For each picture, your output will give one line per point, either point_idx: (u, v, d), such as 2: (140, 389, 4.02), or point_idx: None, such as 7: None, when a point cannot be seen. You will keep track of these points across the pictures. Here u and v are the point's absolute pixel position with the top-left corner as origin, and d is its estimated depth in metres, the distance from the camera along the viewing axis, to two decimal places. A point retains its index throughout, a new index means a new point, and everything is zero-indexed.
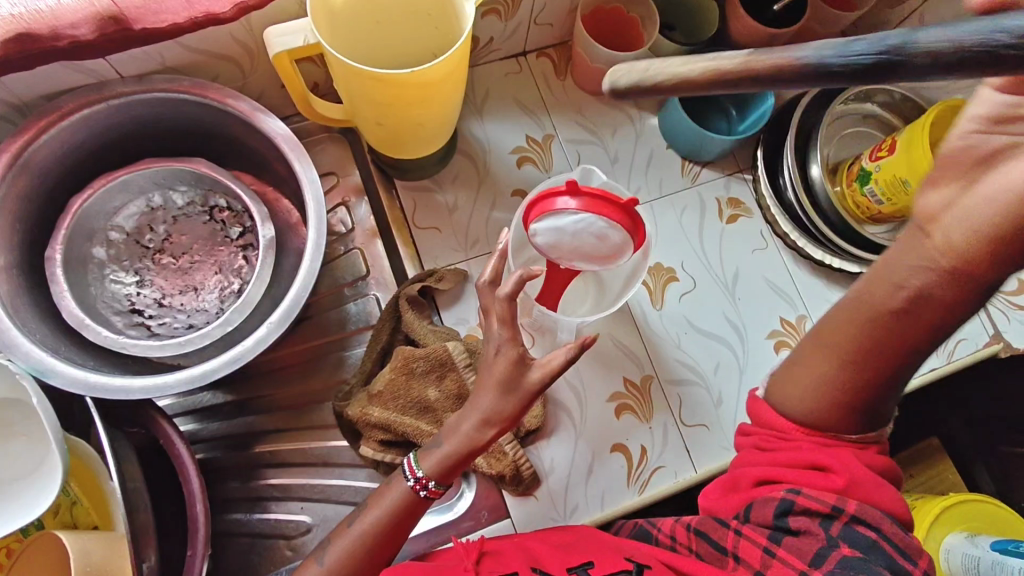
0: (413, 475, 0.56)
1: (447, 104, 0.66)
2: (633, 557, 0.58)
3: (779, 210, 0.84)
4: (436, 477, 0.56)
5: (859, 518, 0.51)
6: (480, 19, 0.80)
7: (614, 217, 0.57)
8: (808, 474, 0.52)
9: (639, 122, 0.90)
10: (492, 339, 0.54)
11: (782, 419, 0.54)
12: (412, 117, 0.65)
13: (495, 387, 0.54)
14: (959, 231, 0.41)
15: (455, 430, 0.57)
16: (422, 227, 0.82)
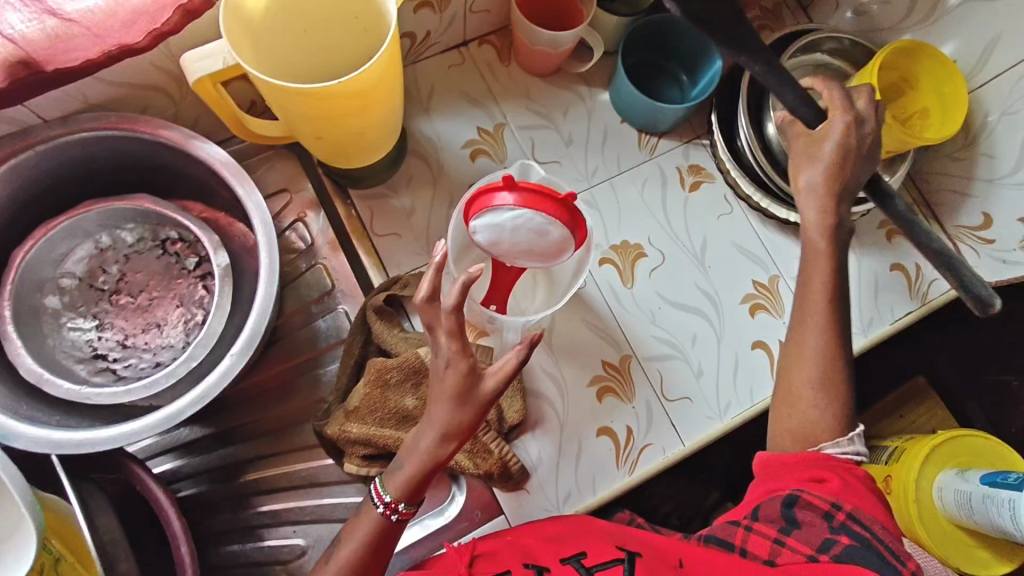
0: (383, 500, 0.57)
1: (387, 106, 0.65)
2: (625, 545, 0.59)
3: (739, 173, 0.83)
4: (404, 497, 0.56)
5: (856, 516, 0.56)
6: (413, 14, 0.77)
7: (553, 212, 0.56)
8: (808, 485, 0.58)
9: (590, 99, 0.88)
10: (440, 353, 0.52)
11: (784, 452, 0.61)
12: (353, 126, 0.63)
13: (449, 400, 0.53)
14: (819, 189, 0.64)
15: (414, 448, 0.56)
16: (383, 234, 0.81)
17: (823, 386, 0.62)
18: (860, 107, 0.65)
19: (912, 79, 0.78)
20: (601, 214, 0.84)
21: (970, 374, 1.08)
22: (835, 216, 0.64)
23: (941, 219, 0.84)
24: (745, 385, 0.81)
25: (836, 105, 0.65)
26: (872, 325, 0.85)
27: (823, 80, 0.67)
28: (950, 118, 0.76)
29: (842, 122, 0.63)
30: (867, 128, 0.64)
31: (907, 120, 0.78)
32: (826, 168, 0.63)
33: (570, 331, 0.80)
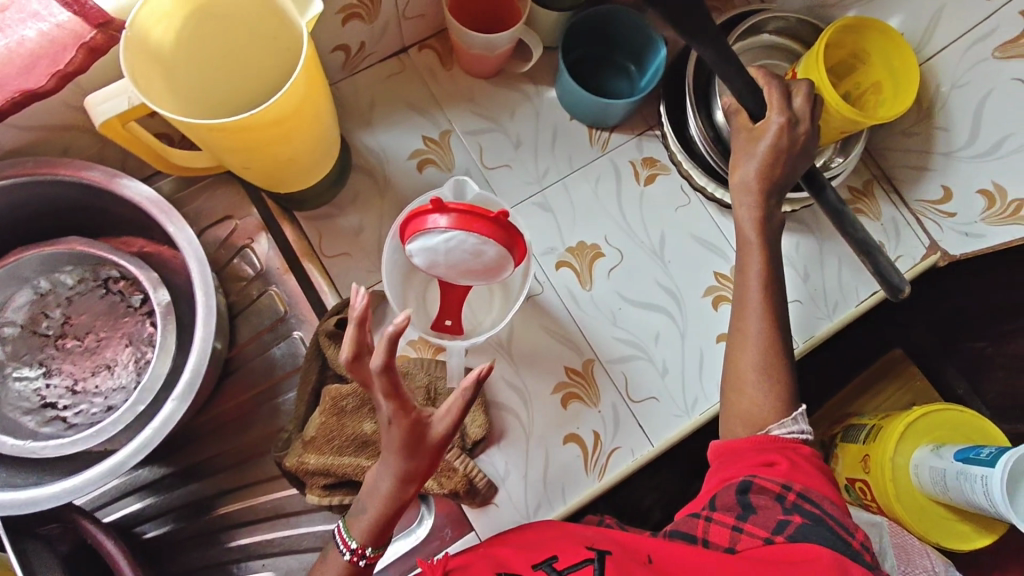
0: (350, 547, 0.55)
1: (314, 128, 0.63)
2: (593, 544, 0.56)
3: (692, 164, 0.81)
4: (369, 541, 0.55)
5: (805, 495, 0.56)
6: (343, 26, 0.74)
7: (486, 230, 0.54)
8: (758, 468, 0.58)
9: (537, 98, 0.85)
10: (381, 411, 0.51)
11: (735, 439, 0.62)
12: (279, 153, 0.61)
13: (399, 450, 0.51)
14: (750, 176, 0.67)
15: (375, 491, 0.55)
16: (333, 255, 0.80)
17: (764, 380, 0.63)
18: (796, 108, 0.67)
19: (864, 54, 0.74)
20: (555, 216, 0.82)
21: (950, 342, 1.07)
22: (765, 211, 0.68)
23: (901, 192, 0.82)
24: (711, 379, 0.80)
25: (774, 105, 0.67)
26: (837, 308, 0.84)
27: (767, 75, 0.68)
28: (902, 94, 0.71)
29: (779, 124, 0.66)
30: (800, 128, 0.67)
31: (858, 97, 0.75)
32: (758, 166, 0.67)
33: (530, 340, 0.79)
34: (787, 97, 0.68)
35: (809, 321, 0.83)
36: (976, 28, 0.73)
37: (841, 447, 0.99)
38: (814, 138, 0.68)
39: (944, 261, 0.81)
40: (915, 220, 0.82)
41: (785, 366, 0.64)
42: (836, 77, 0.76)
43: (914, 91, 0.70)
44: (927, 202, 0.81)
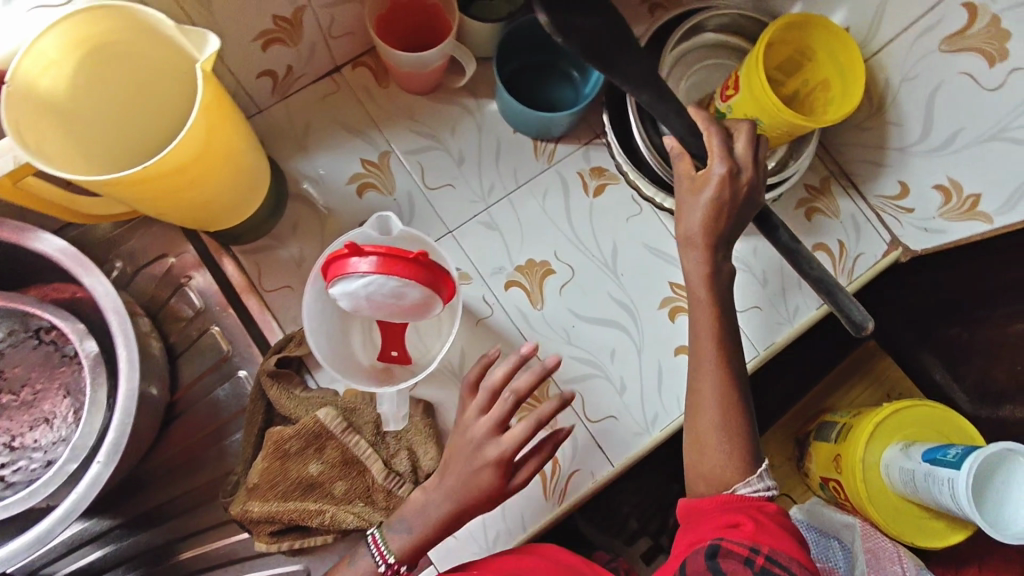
0: (384, 559, 0.63)
1: (227, 171, 0.60)
2: None
3: (638, 174, 0.77)
4: (406, 558, 0.63)
5: (774, 558, 0.55)
6: (264, 52, 0.70)
7: (406, 272, 0.52)
8: (724, 530, 0.57)
9: (479, 112, 0.82)
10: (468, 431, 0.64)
11: (700, 501, 0.62)
12: (190, 200, 0.59)
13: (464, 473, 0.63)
14: (692, 225, 0.66)
15: (420, 514, 0.64)
16: (274, 289, 0.77)
17: (723, 427, 0.64)
18: (739, 156, 0.65)
19: (811, 50, 0.70)
20: (502, 235, 0.80)
21: (926, 329, 1.03)
22: (713, 266, 0.67)
23: (860, 187, 0.79)
24: (670, 394, 0.78)
25: (716, 151, 0.65)
26: (798, 313, 0.81)
27: (705, 117, 0.67)
28: (848, 95, 0.67)
29: (720, 174, 0.65)
30: (743, 179, 0.65)
31: (808, 95, 0.72)
32: (702, 218, 0.66)
33: (482, 364, 0.77)
34: (728, 146, 0.66)
35: (769, 329, 0.81)
36: (924, 17, 0.66)
37: (815, 445, 0.98)
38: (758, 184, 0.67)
39: (906, 256, 0.79)
40: (874, 216, 0.79)
41: (743, 413, 0.65)
42: (784, 75, 0.73)
43: (859, 90, 0.66)
44: (882, 196, 0.78)
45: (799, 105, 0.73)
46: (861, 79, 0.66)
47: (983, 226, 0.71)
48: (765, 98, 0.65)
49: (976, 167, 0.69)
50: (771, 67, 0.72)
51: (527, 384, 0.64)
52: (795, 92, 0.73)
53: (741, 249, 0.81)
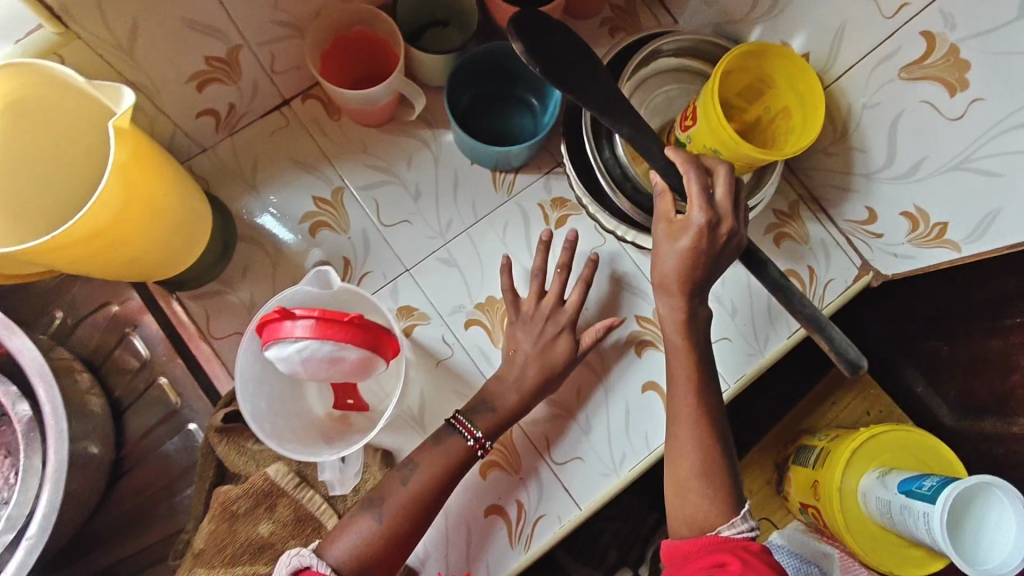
0: (473, 434, 0.67)
1: (153, 229, 0.57)
2: None
3: (599, 208, 0.74)
4: (492, 430, 0.68)
5: None
6: (204, 90, 0.67)
7: (342, 335, 0.49)
8: (709, 570, 0.55)
9: (435, 143, 0.78)
10: (538, 316, 0.73)
11: (685, 542, 0.60)
12: (114, 260, 0.56)
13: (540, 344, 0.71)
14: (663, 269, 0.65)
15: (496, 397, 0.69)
16: (223, 335, 0.73)
17: (704, 466, 0.64)
18: (719, 205, 0.63)
19: (769, 78, 0.68)
20: (462, 271, 0.77)
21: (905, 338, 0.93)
22: (688, 312, 0.67)
23: (829, 213, 0.80)
24: (638, 433, 0.76)
25: (695, 199, 0.62)
26: (768, 342, 0.79)
27: (685, 159, 0.64)
28: (810, 119, 0.65)
29: (699, 223, 0.62)
30: (722, 230, 0.63)
31: (770, 123, 0.70)
32: (677, 264, 0.64)
33: (442, 408, 0.74)
34: (709, 191, 0.62)
35: (738, 360, 0.79)
36: (874, 51, 0.61)
37: (793, 470, 0.94)
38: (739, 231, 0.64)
39: (877, 280, 0.80)
40: (846, 240, 0.80)
41: (722, 457, 0.65)
42: (745, 103, 0.70)
43: (820, 117, 0.63)
44: (847, 219, 0.78)
45: (763, 133, 0.70)
46: (820, 105, 0.64)
47: (951, 254, 0.68)
48: (720, 129, 0.63)
49: (947, 195, 0.64)
50: (730, 96, 0.70)
51: (561, 261, 0.75)
52: (757, 120, 0.70)
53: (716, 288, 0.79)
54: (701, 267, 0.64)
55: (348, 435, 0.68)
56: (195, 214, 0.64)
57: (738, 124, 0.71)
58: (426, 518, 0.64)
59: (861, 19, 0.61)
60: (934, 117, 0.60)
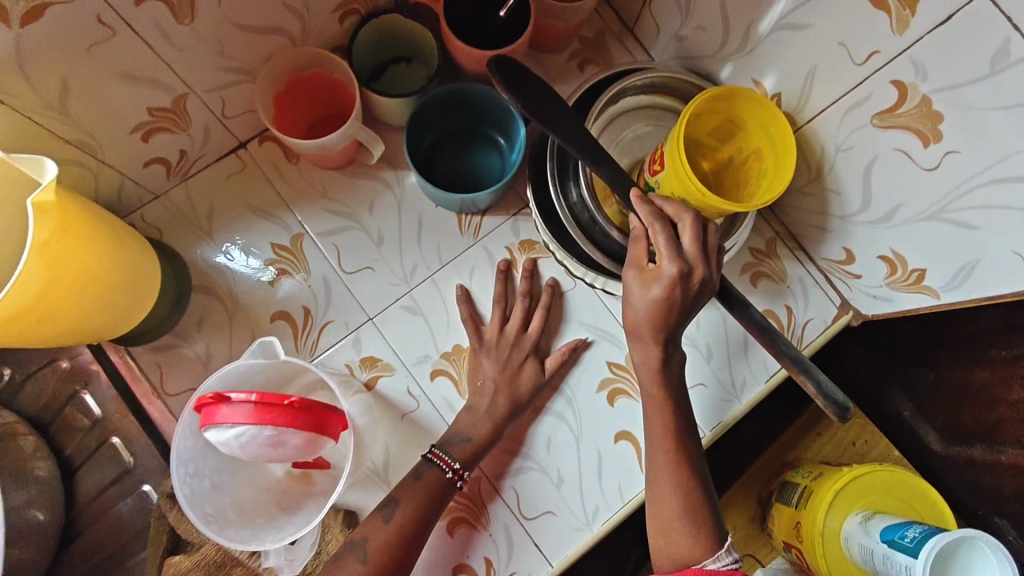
0: (451, 467, 0.65)
1: (94, 297, 0.54)
2: None
3: (566, 256, 0.72)
4: (469, 460, 0.67)
5: None
6: (148, 140, 0.63)
7: (281, 420, 0.47)
8: None
9: (398, 186, 0.75)
10: (505, 344, 0.72)
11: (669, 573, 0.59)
12: (44, 335, 0.53)
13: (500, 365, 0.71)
14: (633, 314, 0.61)
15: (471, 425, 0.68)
16: (177, 392, 0.70)
17: (684, 511, 0.61)
18: (689, 255, 0.58)
19: (739, 119, 0.65)
20: (426, 319, 0.74)
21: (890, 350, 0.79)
22: (663, 359, 0.63)
23: (806, 249, 0.78)
24: (610, 484, 0.73)
25: (664, 252, 0.58)
26: (745, 387, 0.77)
27: (649, 210, 0.59)
28: (782, 165, 0.62)
29: (670, 275, 0.58)
30: (694, 280, 0.58)
31: (742, 164, 0.67)
32: (649, 312, 0.60)
33: (407, 462, 0.71)
34: (675, 239, 0.58)
35: (715, 406, 0.77)
36: (849, 94, 0.58)
37: (776, 508, 0.83)
38: (711, 284, 0.59)
39: (856, 320, 0.78)
40: (824, 278, 0.78)
41: (706, 502, 0.62)
42: (717, 142, 0.68)
43: (790, 166, 0.60)
44: (827, 258, 0.76)
45: (735, 174, 0.68)
46: (791, 150, 0.60)
47: (931, 299, 0.65)
48: (687, 180, 0.59)
49: (924, 243, 0.61)
50: (701, 136, 0.68)
51: (521, 288, 0.74)
52: (729, 159, 0.68)
53: (690, 335, 0.77)
54: (676, 315, 0.60)
55: (311, 497, 0.63)
56: (145, 274, 0.61)
57: (710, 162, 0.69)
58: (405, 559, 0.61)
59: (832, 63, 0.58)
60: (907, 166, 0.57)
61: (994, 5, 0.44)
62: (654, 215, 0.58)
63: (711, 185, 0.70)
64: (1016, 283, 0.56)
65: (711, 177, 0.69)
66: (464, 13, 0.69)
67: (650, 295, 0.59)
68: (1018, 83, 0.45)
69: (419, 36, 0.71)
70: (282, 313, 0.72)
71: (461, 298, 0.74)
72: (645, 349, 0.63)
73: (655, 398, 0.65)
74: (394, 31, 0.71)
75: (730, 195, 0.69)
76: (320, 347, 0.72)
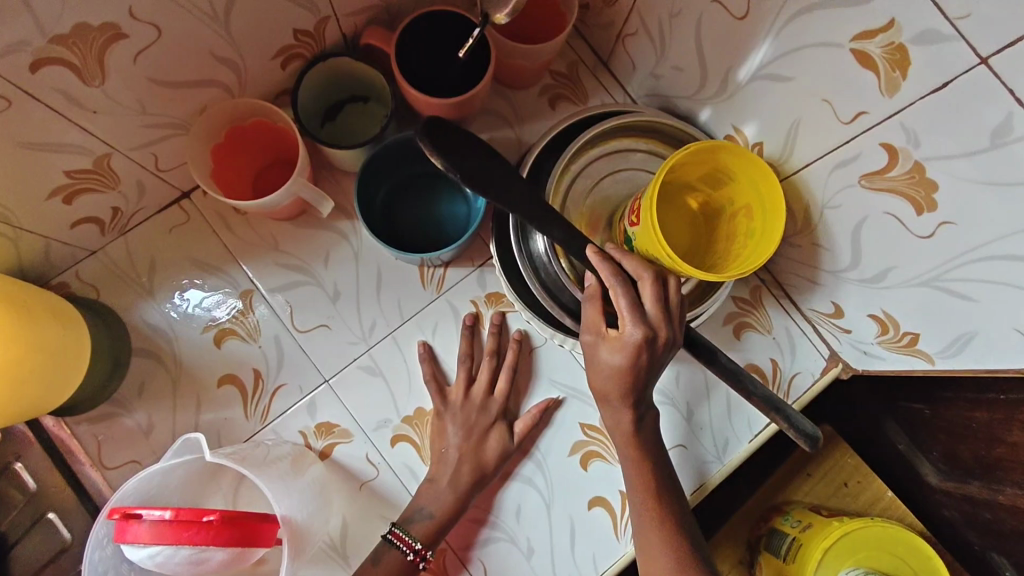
0: (412, 547, 0.61)
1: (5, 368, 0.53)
2: None
3: (530, 315, 0.67)
4: (431, 540, 0.62)
5: None
6: (71, 203, 0.58)
7: (199, 537, 0.44)
8: None
9: (355, 237, 0.70)
10: (470, 405, 0.67)
11: None
12: None
13: (466, 433, 0.66)
14: (604, 385, 0.56)
15: (433, 496, 0.63)
16: (116, 465, 0.66)
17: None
18: (653, 317, 0.53)
19: (728, 170, 0.59)
20: (386, 380, 0.69)
21: (883, 394, 0.74)
22: (633, 429, 0.58)
23: (793, 299, 0.73)
24: (585, 554, 0.68)
25: (625, 313, 0.53)
26: (728, 448, 0.72)
27: (608, 269, 0.54)
28: (771, 229, 0.57)
29: (635, 340, 0.53)
30: (661, 343, 0.53)
31: (731, 217, 0.62)
32: (612, 386, 0.55)
33: (365, 536, 0.67)
34: (638, 303, 0.53)
35: (695, 469, 0.72)
36: (837, 150, 0.54)
37: (764, 556, 0.77)
38: (675, 345, 0.55)
39: (846, 373, 0.72)
40: (812, 328, 0.73)
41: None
42: (707, 185, 0.62)
43: (779, 233, 0.55)
44: (817, 311, 0.70)
45: (725, 226, 0.63)
46: (780, 212, 0.55)
47: (926, 364, 0.60)
48: (657, 244, 0.55)
49: (915, 308, 0.56)
50: (693, 181, 0.63)
51: (488, 346, 0.69)
52: (720, 209, 0.63)
53: (663, 394, 0.73)
54: (647, 384, 0.55)
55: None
56: (58, 340, 0.58)
57: (699, 203, 0.64)
58: None
59: (816, 117, 0.55)
60: (900, 231, 0.52)
61: (995, 76, 0.39)
62: (616, 274, 0.54)
63: (700, 225, 0.65)
64: (1015, 360, 0.51)
65: (699, 216, 0.65)
66: (422, 55, 0.64)
67: (619, 363, 0.54)
68: (1020, 159, 0.41)
69: (372, 76, 0.66)
70: (230, 377, 0.68)
71: (423, 357, 0.69)
72: (615, 419, 0.58)
73: (628, 468, 0.60)
74: (352, 73, 0.66)
75: (716, 249, 0.64)
76: (272, 413, 0.68)
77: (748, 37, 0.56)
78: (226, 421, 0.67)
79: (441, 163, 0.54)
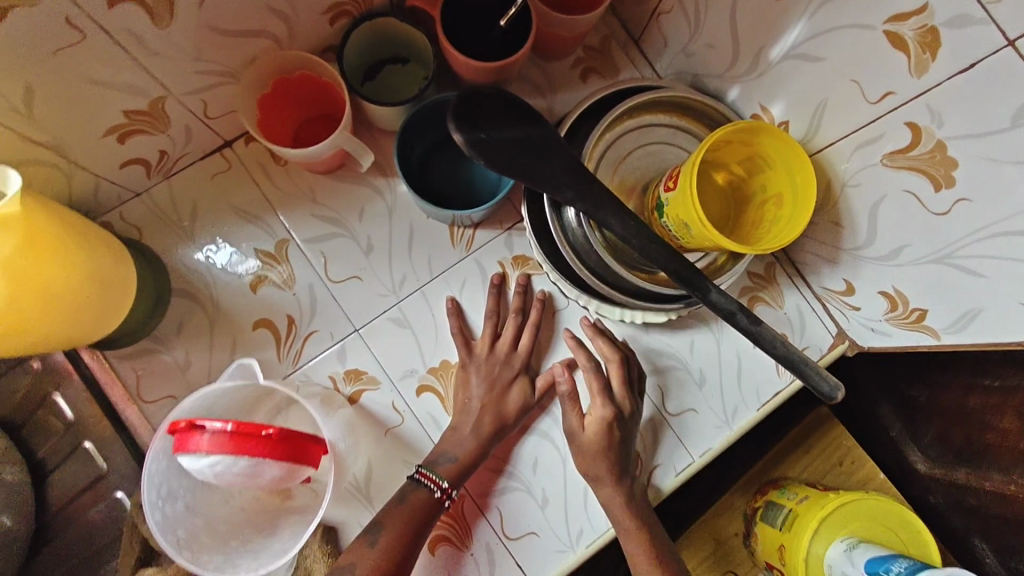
0: (439, 486, 0.64)
1: (79, 284, 0.56)
2: None
3: (558, 276, 0.70)
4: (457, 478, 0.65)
5: None
6: (124, 142, 0.61)
7: (258, 450, 0.47)
8: None
9: (390, 194, 0.73)
10: (495, 360, 0.70)
11: None
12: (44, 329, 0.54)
13: (490, 386, 0.69)
14: None
15: (456, 442, 0.67)
16: (154, 399, 0.68)
17: None
18: (618, 397, 0.69)
19: (764, 153, 0.62)
20: (414, 333, 0.72)
21: (885, 372, 0.77)
22: None
23: (805, 276, 0.76)
24: (597, 506, 0.71)
25: (596, 394, 0.68)
26: (736, 416, 0.76)
27: (582, 353, 0.71)
28: (797, 215, 0.59)
29: (605, 417, 0.67)
30: (626, 417, 0.68)
31: (762, 204, 0.65)
32: None
33: (389, 479, 0.70)
34: (607, 385, 0.69)
35: (701, 434, 0.75)
36: (863, 129, 0.57)
37: (761, 528, 0.79)
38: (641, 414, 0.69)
39: (852, 350, 0.76)
40: (822, 305, 0.76)
41: None
42: (741, 165, 0.65)
43: (806, 219, 0.57)
44: (829, 289, 0.73)
45: (753, 211, 0.66)
46: (812, 193, 0.58)
47: (931, 339, 0.63)
48: (691, 207, 0.57)
49: (925, 285, 0.59)
50: (730, 162, 0.66)
51: (513, 304, 0.72)
52: (752, 195, 0.66)
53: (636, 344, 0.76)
54: None
55: (289, 514, 0.61)
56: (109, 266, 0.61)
57: (728, 177, 0.68)
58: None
59: (844, 98, 0.58)
60: (917, 209, 0.55)
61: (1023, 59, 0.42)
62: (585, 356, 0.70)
63: (730, 197, 0.68)
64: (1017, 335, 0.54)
65: (727, 190, 0.68)
66: (463, 19, 0.67)
67: None
68: None
69: (414, 37, 0.68)
70: (264, 321, 0.71)
71: (451, 311, 0.72)
72: None
73: None
74: (395, 33, 0.68)
75: (743, 230, 0.67)
76: (303, 358, 0.71)
77: (783, 15, 0.58)
78: (260, 363, 0.70)
79: (461, 138, 0.59)
